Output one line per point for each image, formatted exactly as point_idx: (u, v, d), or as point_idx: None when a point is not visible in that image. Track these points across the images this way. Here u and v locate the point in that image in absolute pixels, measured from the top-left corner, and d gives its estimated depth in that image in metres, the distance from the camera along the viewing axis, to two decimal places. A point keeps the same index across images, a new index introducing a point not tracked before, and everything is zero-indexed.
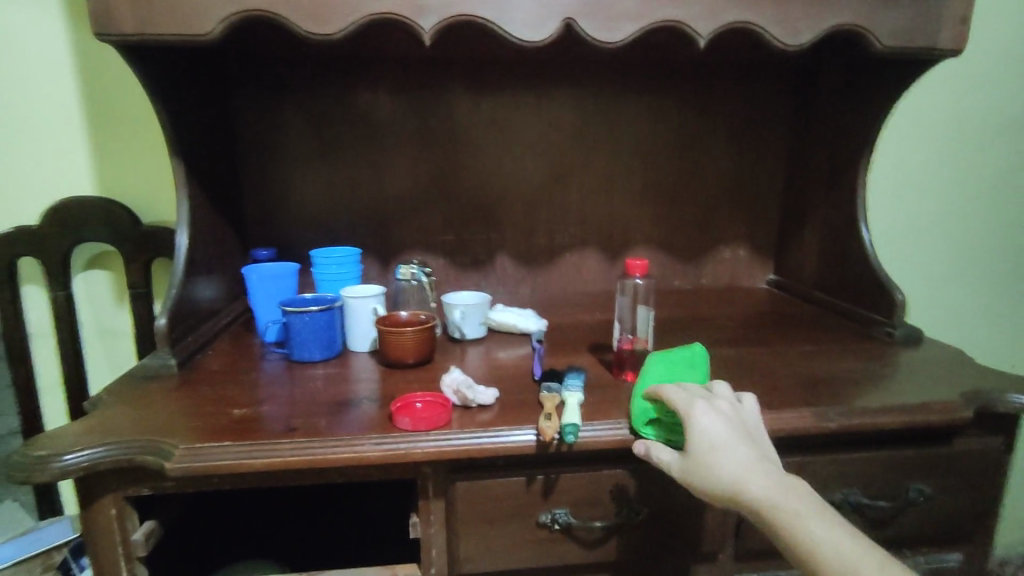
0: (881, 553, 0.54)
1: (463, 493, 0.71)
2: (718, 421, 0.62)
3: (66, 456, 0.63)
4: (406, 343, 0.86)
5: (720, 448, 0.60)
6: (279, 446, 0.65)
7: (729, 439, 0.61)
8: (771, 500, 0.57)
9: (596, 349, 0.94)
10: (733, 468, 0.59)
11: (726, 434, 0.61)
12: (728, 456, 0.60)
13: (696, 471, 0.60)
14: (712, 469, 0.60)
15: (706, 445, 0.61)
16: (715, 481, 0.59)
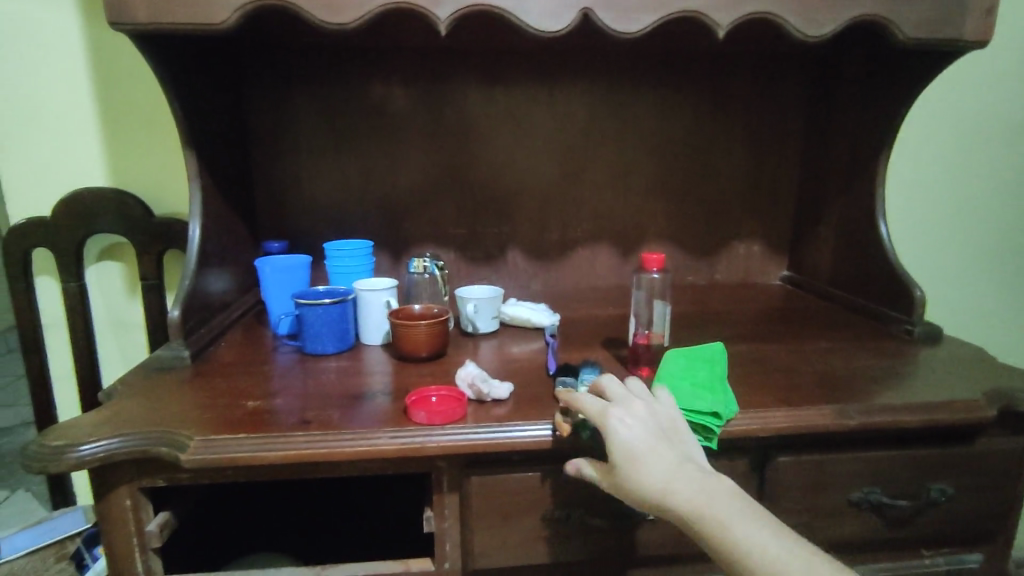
0: (809, 552, 0.50)
1: (478, 488, 0.70)
2: (637, 428, 0.59)
3: (82, 447, 0.63)
4: (418, 337, 0.85)
5: (637, 458, 0.57)
6: (294, 439, 0.65)
7: (647, 447, 0.58)
8: (694, 509, 0.53)
9: (610, 344, 0.93)
10: (652, 479, 0.56)
11: (640, 443, 0.58)
12: (647, 465, 0.57)
13: (621, 486, 0.58)
14: (633, 481, 0.57)
15: (624, 457, 0.58)
16: (639, 495, 0.57)
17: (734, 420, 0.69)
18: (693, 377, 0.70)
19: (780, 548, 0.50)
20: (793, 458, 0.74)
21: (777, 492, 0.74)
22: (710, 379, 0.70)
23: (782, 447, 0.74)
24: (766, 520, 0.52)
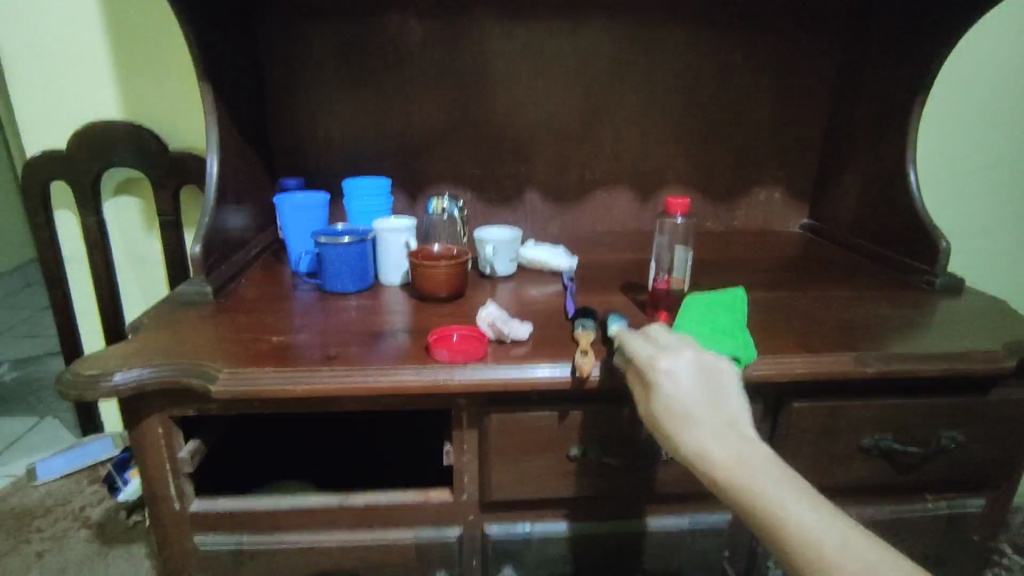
0: (846, 529, 0.45)
1: (496, 425, 0.72)
2: (681, 382, 0.56)
3: (114, 377, 0.64)
4: (438, 277, 0.85)
5: (672, 411, 0.55)
6: (319, 373, 0.66)
7: (684, 402, 0.55)
8: (721, 470, 0.51)
9: (629, 289, 0.93)
10: (684, 433, 0.54)
11: (679, 395, 0.56)
12: (681, 419, 0.54)
13: (655, 433, 0.57)
14: (666, 433, 0.55)
15: (660, 407, 0.56)
16: (670, 445, 0.55)
17: (753, 365, 0.70)
18: (715, 322, 0.71)
19: (809, 523, 0.46)
20: (807, 403, 0.75)
21: (789, 435, 0.76)
22: (731, 325, 0.71)
23: (798, 393, 0.75)
24: (804, 492, 0.48)
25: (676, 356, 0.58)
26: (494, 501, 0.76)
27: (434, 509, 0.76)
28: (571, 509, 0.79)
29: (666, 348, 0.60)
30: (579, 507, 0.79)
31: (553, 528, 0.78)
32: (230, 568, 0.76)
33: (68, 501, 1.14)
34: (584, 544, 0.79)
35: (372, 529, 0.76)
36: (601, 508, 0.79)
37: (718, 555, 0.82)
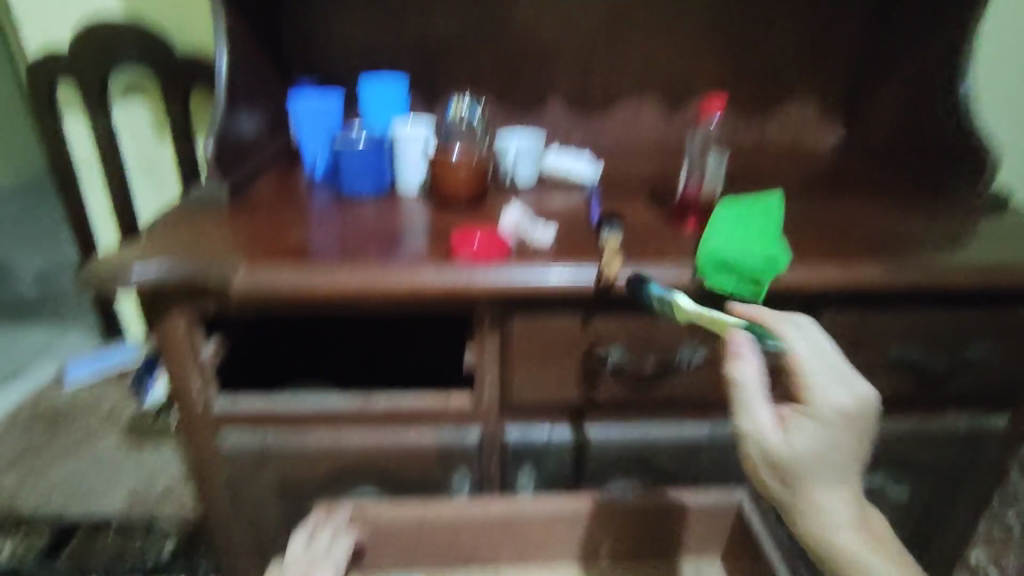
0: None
1: (519, 328, 0.71)
2: (832, 431, 0.52)
3: (134, 274, 0.64)
4: (458, 179, 0.84)
5: (820, 459, 0.52)
6: (339, 273, 0.65)
7: (838, 452, 0.52)
8: (834, 523, 0.52)
9: (656, 198, 0.89)
10: (816, 480, 0.53)
11: (835, 442, 0.52)
12: (823, 467, 0.52)
13: (768, 459, 0.54)
14: (790, 471, 0.53)
15: (807, 446, 0.52)
16: (781, 479, 0.53)
17: (786, 273, 0.68)
18: (745, 229, 0.69)
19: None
20: (838, 315, 0.73)
21: None
22: (762, 232, 0.68)
23: (829, 304, 0.73)
24: (880, 549, 0.53)
25: (851, 391, 0.53)
26: (514, 405, 0.77)
27: (455, 411, 0.77)
28: (591, 416, 0.79)
29: (825, 382, 0.54)
30: (599, 413, 0.79)
31: (572, 433, 0.79)
32: (257, 462, 0.78)
33: (98, 402, 1.15)
34: (604, 449, 0.80)
35: (394, 430, 0.78)
36: (621, 415, 0.79)
37: (735, 464, 0.83)
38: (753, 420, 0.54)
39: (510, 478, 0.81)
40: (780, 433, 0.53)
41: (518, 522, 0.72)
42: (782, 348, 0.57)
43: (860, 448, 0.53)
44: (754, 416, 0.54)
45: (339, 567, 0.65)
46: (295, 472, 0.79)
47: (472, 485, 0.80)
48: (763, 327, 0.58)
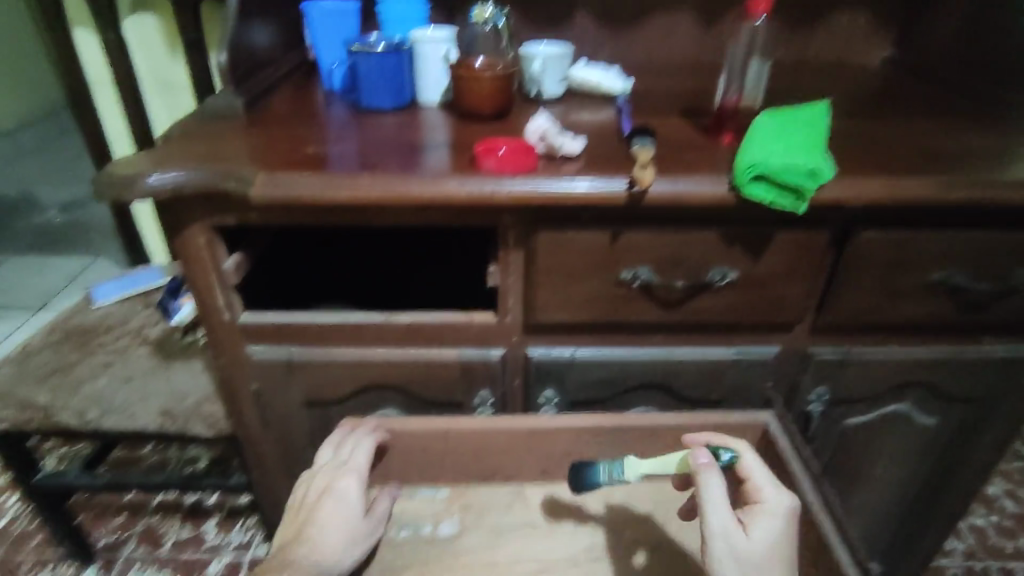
0: None
1: (545, 244, 0.69)
2: (782, 531, 0.58)
3: (151, 178, 0.62)
4: (482, 89, 0.79)
5: (772, 560, 0.55)
6: (360, 181, 0.63)
7: (785, 555, 0.56)
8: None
9: (690, 112, 0.84)
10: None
11: (782, 542, 0.57)
12: (775, 567, 0.55)
13: (731, 560, 0.55)
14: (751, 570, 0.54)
15: (762, 546, 0.56)
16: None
17: (828, 186, 0.64)
18: (788, 138, 0.64)
19: None
20: (879, 233, 0.69)
21: (853, 266, 0.71)
22: (807, 142, 0.64)
23: (871, 222, 0.69)
24: None
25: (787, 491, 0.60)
26: (538, 324, 0.76)
27: (479, 329, 0.77)
28: (615, 336, 0.78)
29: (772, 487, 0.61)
30: (624, 336, 0.78)
31: (596, 354, 0.79)
32: (284, 374, 0.79)
33: (127, 321, 1.14)
34: (628, 369, 0.80)
35: (417, 346, 0.78)
36: (647, 337, 0.78)
37: (760, 386, 0.83)
38: (719, 522, 0.56)
39: (533, 396, 0.82)
40: (741, 535, 0.56)
41: (542, 436, 0.72)
42: (734, 459, 0.63)
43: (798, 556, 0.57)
44: (719, 517, 0.56)
45: (361, 473, 0.65)
46: (322, 384, 0.80)
47: (494, 403, 0.82)
48: (719, 445, 0.65)
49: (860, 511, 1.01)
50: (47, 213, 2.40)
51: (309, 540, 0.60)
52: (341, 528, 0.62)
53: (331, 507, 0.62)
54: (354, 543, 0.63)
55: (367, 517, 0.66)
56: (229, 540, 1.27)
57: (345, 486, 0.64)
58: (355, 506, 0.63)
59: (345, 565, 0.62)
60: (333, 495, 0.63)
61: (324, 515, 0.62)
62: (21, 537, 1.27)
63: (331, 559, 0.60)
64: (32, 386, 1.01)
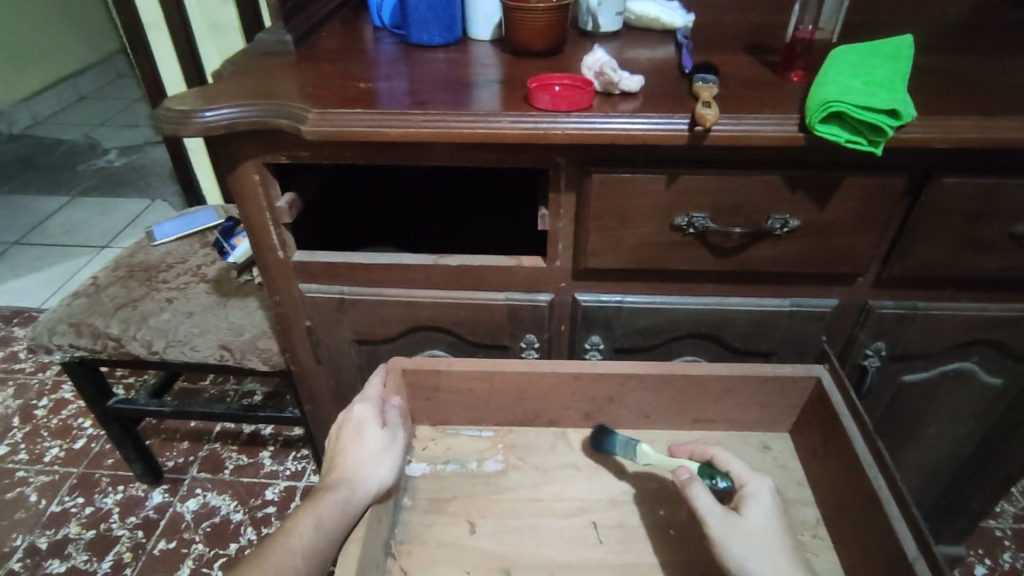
0: None
1: (598, 186, 0.66)
2: (770, 511, 0.59)
3: (206, 114, 0.63)
4: (536, 25, 0.75)
5: (769, 538, 0.57)
6: (413, 117, 0.62)
7: (779, 531, 0.58)
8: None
9: (757, 48, 0.78)
10: (778, 562, 0.55)
11: (774, 523, 0.58)
12: (779, 545, 0.57)
13: (741, 547, 0.56)
14: (760, 551, 0.56)
15: (761, 527, 0.58)
16: (755, 564, 0.55)
17: (909, 127, 0.59)
18: (868, 72, 0.60)
19: None
20: (961, 180, 0.64)
21: (927, 215, 0.67)
22: (889, 77, 0.59)
23: (952, 167, 0.64)
24: None
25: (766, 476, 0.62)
26: (587, 270, 0.75)
27: (527, 273, 0.76)
28: (665, 284, 0.76)
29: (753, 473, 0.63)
30: (674, 284, 0.76)
31: (644, 301, 0.77)
32: (336, 313, 0.81)
33: (186, 260, 1.18)
34: (676, 317, 0.78)
35: (464, 289, 0.78)
36: (698, 285, 0.76)
37: (814, 339, 0.80)
38: (717, 516, 0.58)
39: (579, 341, 0.82)
40: (739, 521, 0.58)
41: (588, 380, 0.72)
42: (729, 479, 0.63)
43: (793, 534, 0.59)
44: (717, 512, 0.58)
45: (375, 402, 0.68)
46: (371, 324, 0.82)
47: (540, 347, 0.83)
48: (710, 467, 0.65)
49: (910, 469, 0.99)
50: (106, 156, 2.49)
51: (338, 464, 0.62)
52: (363, 449, 0.64)
53: (352, 436, 0.65)
54: (381, 459, 0.64)
55: (382, 428, 0.66)
56: (284, 468, 1.34)
57: (360, 412, 0.66)
58: (370, 424, 0.66)
59: (379, 478, 0.63)
60: (351, 423, 0.66)
61: (347, 446, 0.64)
62: (98, 457, 1.37)
63: (363, 476, 0.62)
64: (102, 317, 1.06)
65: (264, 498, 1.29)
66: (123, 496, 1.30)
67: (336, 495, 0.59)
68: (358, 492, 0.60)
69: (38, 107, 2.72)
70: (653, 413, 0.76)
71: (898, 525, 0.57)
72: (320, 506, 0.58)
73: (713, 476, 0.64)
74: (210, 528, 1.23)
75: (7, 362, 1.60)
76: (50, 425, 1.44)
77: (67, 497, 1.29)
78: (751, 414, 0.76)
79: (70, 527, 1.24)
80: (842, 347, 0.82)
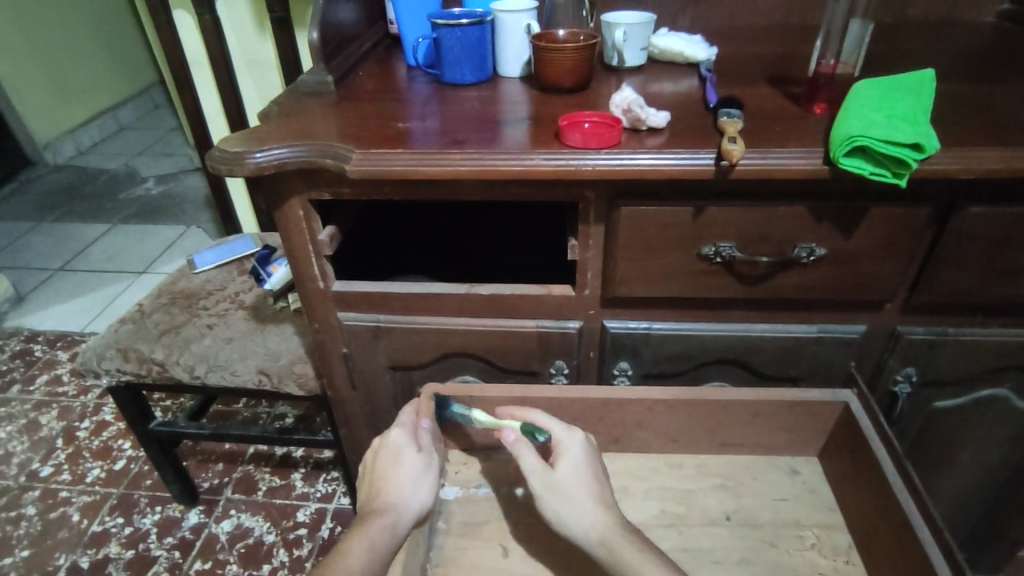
0: None
1: (626, 218, 0.69)
2: (580, 462, 0.64)
3: (257, 155, 0.67)
4: (565, 63, 0.78)
5: (581, 484, 0.62)
6: (449, 156, 0.65)
7: (590, 478, 0.63)
8: (615, 541, 0.58)
9: (780, 80, 0.80)
10: (587, 508, 0.60)
11: (585, 471, 0.63)
12: (590, 492, 0.62)
13: (560, 502, 0.61)
14: (574, 501, 0.61)
15: (573, 477, 0.62)
16: (570, 514, 0.60)
17: (934, 159, 0.61)
18: (891, 107, 0.61)
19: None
20: (986, 209, 0.65)
21: (952, 244, 0.68)
22: (912, 112, 0.61)
23: (978, 197, 0.65)
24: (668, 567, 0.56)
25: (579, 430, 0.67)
26: (614, 298, 0.77)
27: (556, 301, 0.78)
28: (690, 310, 0.78)
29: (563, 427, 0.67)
30: (701, 310, 0.78)
31: (671, 329, 0.79)
32: (371, 340, 0.84)
33: (224, 287, 1.23)
34: (704, 344, 0.79)
35: (496, 316, 0.80)
36: (725, 312, 0.78)
37: (843, 365, 0.81)
38: (537, 474, 0.63)
39: (608, 367, 0.84)
40: (553, 476, 0.62)
41: (617, 406, 0.74)
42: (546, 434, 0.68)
43: (604, 478, 0.64)
44: (536, 475, 0.63)
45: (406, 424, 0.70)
46: (405, 351, 0.85)
47: (569, 372, 0.85)
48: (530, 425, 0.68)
49: (945, 496, 0.98)
50: (144, 184, 2.59)
51: (382, 489, 0.64)
52: (403, 472, 0.65)
53: (390, 460, 0.66)
54: (420, 480, 0.65)
55: (418, 451, 0.67)
56: (315, 490, 1.37)
57: (396, 437, 0.67)
58: (408, 449, 0.67)
59: (419, 500, 0.64)
60: (389, 448, 0.67)
61: (385, 468, 0.66)
62: (136, 478, 1.41)
63: (406, 499, 0.63)
64: (147, 343, 1.10)
65: (296, 519, 1.31)
66: (161, 516, 1.33)
67: (385, 518, 0.61)
68: (403, 515, 0.62)
69: (81, 138, 2.84)
70: (682, 438, 0.77)
71: (932, 550, 0.57)
72: (370, 531, 0.59)
73: (533, 433, 0.67)
74: (243, 549, 1.26)
75: (51, 385, 1.66)
76: (92, 447, 1.49)
77: (108, 517, 1.33)
78: (781, 439, 0.76)
79: (110, 546, 1.28)
80: (871, 373, 0.82)
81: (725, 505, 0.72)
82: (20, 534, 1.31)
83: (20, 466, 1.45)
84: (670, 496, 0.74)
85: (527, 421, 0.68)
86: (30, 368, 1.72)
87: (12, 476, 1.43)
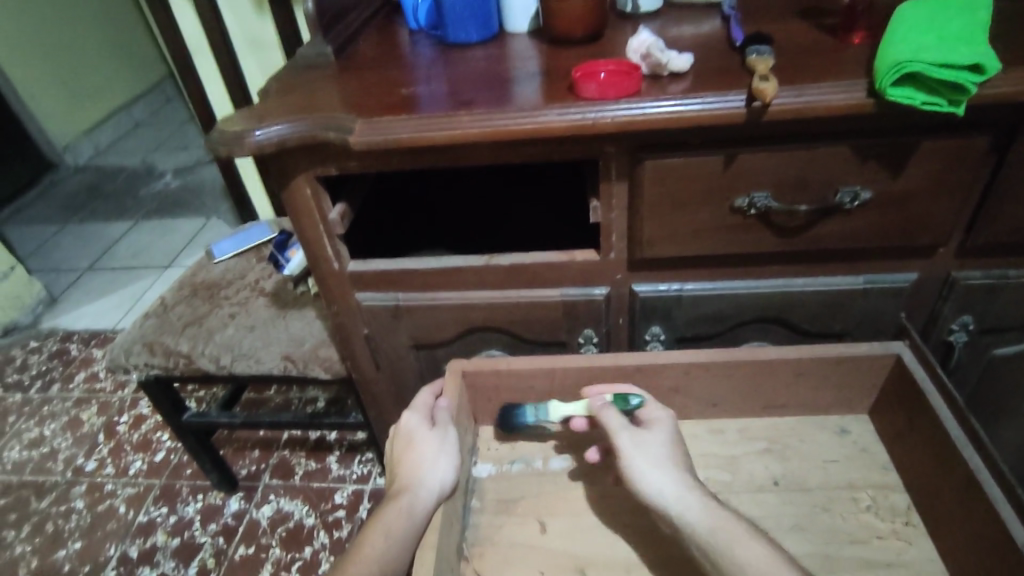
0: None
1: (652, 172, 0.64)
2: (669, 436, 0.62)
3: (257, 133, 0.64)
4: (574, 12, 0.73)
5: (669, 456, 0.60)
6: (458, 119, 0.61)
7: (679, 453, 0.61)
8: (700, 506, 0.55)
9: (811, 13, 0.74)
10: (668, 472, 0.58)
11: (672, 446, 0.61)
12: (675, 463, 0.59)
13: (644, 462, 0.58)
14: (654, 463, 0.58)
15: (663, 447, 0.60)
16: (653, 475, 0.57)
17: (992, 82, 0.54)
18: (944, 27, 0.55)
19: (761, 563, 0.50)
20: None
21: (1013, 176, 0.62)
22: (967, 30, 0.55)
23: None
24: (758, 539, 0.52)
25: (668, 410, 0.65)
26: (642, 260, 0.72)
27: (580, 267, 0.74)
28: (725, 267, 0.73)
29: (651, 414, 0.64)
30: (735, 267, 0.73)
31: (704, 289, 0.74)
32: (392, 319, 0.82)
33: (245, 275, 1.21)
34: (741, 303, 0.75)
35: (520, 286, 0.77)
36: (762, 268, 0.73)
37: (891, 316, 0.75)
38: (626, 431, 0.61)
39: (639, 333, 0.80)
40: (647, 437, 0.61)
41: (651, 372, 0.70)
42: (643, 403, 0.65)
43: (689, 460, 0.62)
44: (624, 427, 0.61)
45: (421, 410, 0.68)
46: (428, 328, 0.82)
47: (599, 341, 0.81)
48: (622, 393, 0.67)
49: (1005, 452, 0.92)
50: (163, 179, 2.59)
51: (398, 474, 0.62)
52: (418, 453, 0.63)
53: (405, 445, 0.64)
54: (438, 458, 0.63)
55: (432, 428, 0.65)
56: (350, 472, 1.37)
57: (408, 420, 0.66)
58: (420, 429, 0.65)
59: (440, 478, 0.61)
60: (402, 434, 0.66)
61: (399, 453, 0.64)
62: (177, 468, 1.43)
63: (424, 478, 0.61)
64: (172, 336, 1.10)
65: (334, 501, 1.32)
66: (203, 504, 1.35)
67: (401, 501, 0.58)
68: (423, 494, 0.59)
69: (99, 137, 2.85)
70: (721, 402, 0.73)
71: (1001, 507, 0.53)
72: (386, 517, 0.57)
73: (624, 397, 0.66)
74: (285, 533, 1.27)
75: (88, 382, 1.69)
76: (132, 440, 1.51)
77: (152, 507, 1.36)
78: (828, 398, 0.72)
79: (157, 535, 1.30)
80: (923, 323, 0.77)
81: (771, 469, 0.69)
82: (71, 526, 1.34)
83: (66, 461, 1.48)
84: (712, 462, 0.70)
85: (618, 390, 0.67)
86: (68, 367, 1.75)
87: (60, 472, 1.46)
